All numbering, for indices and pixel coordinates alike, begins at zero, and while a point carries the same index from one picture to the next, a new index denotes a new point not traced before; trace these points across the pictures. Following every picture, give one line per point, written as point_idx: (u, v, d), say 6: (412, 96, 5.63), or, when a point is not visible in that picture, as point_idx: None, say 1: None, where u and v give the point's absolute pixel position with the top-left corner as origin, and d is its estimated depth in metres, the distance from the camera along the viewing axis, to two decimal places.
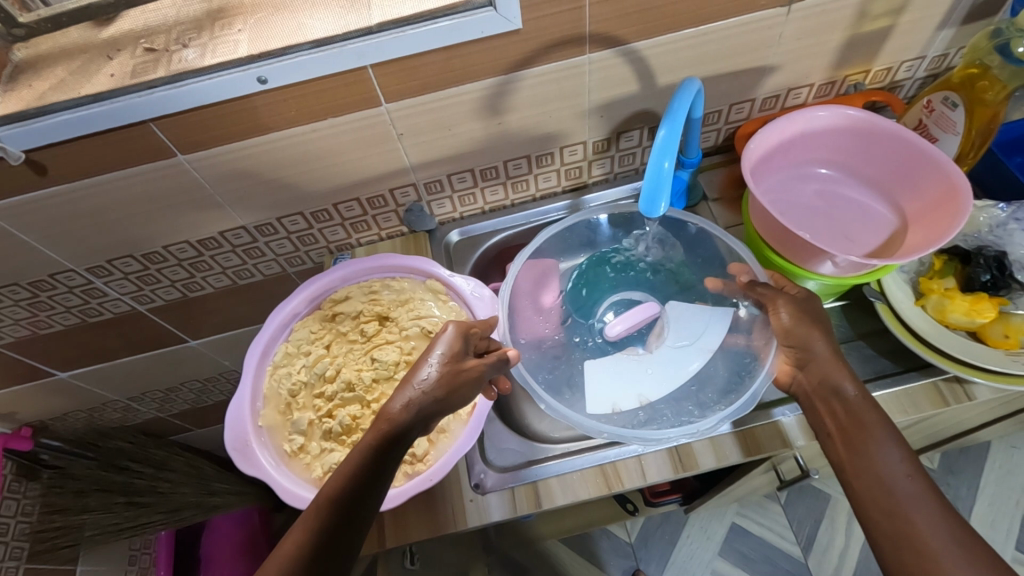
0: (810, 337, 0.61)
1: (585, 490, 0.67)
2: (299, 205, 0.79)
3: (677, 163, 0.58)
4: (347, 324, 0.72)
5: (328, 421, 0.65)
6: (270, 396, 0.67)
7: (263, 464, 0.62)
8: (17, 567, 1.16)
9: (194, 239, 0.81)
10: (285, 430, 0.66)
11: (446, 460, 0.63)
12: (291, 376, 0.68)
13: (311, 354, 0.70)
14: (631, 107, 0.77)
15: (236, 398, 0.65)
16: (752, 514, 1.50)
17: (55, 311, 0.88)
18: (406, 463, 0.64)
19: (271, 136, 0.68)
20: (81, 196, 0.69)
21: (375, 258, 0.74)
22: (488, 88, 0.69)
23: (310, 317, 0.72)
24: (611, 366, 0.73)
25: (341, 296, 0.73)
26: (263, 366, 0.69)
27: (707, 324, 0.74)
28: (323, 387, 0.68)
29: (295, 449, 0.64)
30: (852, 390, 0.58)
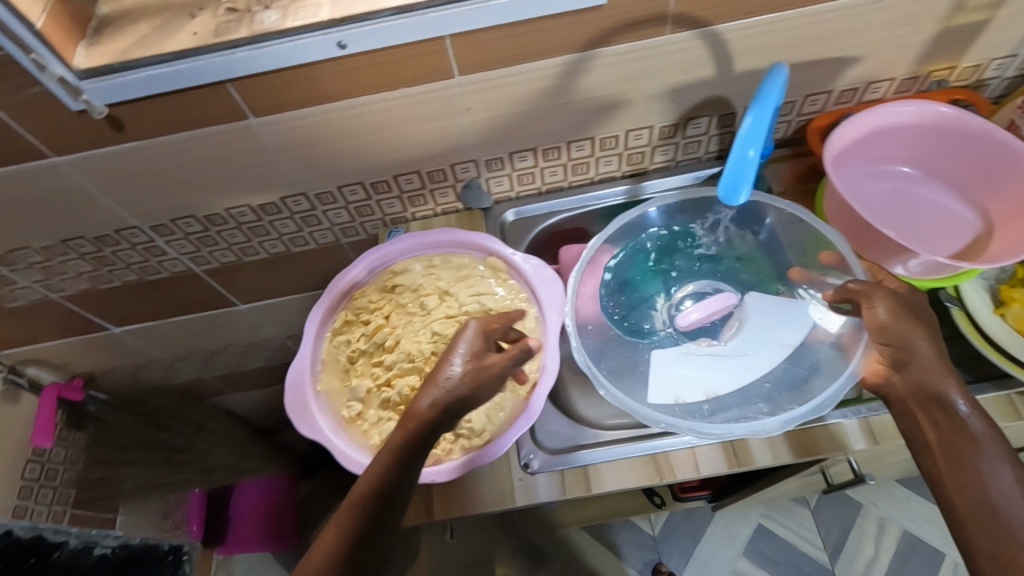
0: (914, 338, 0.60)
1: (634, 479, 0.66)
2: (360, 174, 0.79)
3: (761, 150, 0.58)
4: (407, 296, 0.72)
5: (385, 390, 0.66)
6: (330, 360, 0.70)
7: (323, 428, 0.65)
8: (63, 512, 1.18)
9: (255, 203, 0.81)
10: (343, 396, 0.67)
11: (506, 437, 0.63)
12: (350, 343, 0.70)
13: (370, 322, 0.71)
14: (703, 93, 0.75)
15: (297, 362, 0.68)
16: (779, 517, 1.48)
17: (116, 267, 0.90)
18: (463, 437, 0.65)
19: (343, 103, 0.68)
20: (154, 154, 0.70)
21: (437, 232, 0.74)
22: (563, 65, 0.67)
23: (369, 286, 0.74)
24: (678, 357, 0.71)
25: (399, 267, 0.74)
26: (323, 332, 0.72)
27: (789, 317, 0.71)
28: (381, 357, 0.68)
29: (353, 415, 0.66)
30: (958, 400, 0.58)
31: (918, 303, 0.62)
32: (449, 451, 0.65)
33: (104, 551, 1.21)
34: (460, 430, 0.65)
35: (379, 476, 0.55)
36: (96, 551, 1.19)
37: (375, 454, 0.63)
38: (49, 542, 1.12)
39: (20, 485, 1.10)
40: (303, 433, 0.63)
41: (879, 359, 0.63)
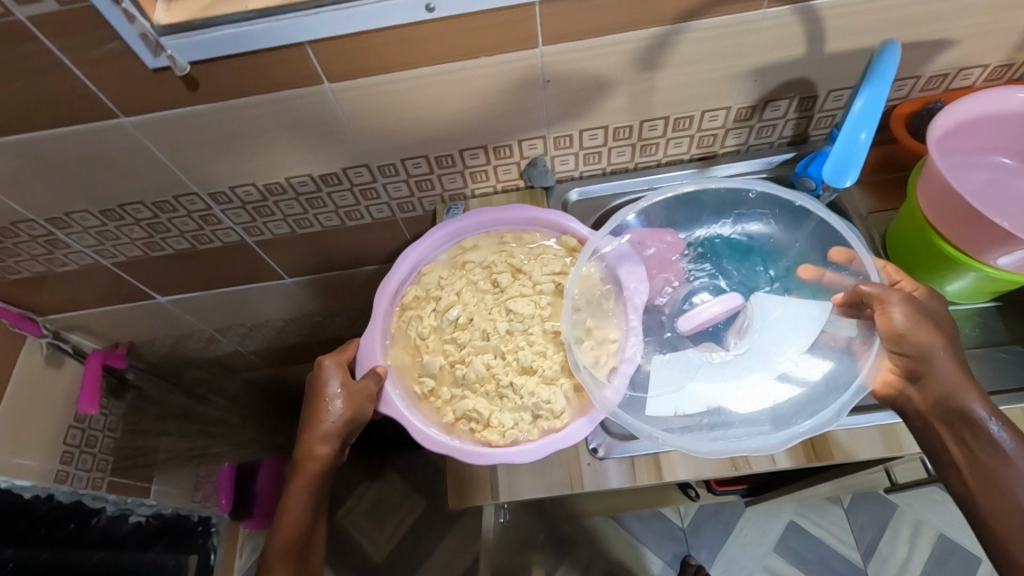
0: (931, 349, 0.57)
1: (708, 468, 0.65)
2: (426, 147, 0.77)
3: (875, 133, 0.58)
4: (478, 274, 0.72)
5: (459, 366, 0.67)
6: (399, 337, 0.70)
7: (398, 404, 0.66)
8: (102, 478, 1.20)
9: (316, 173, 0.79)
10: (415, 371, 0.68)
11: (586, 422, 0.63)
12: (421, 320, 0.70)
13: (442, 299, 0.70)
14: (787, 74, 0.72)
15: (366, 339, 0.68)
16: (811, 515, 1.46)
17: (169, 234, 0.89)
18: (544, 418, 0.64)
19: (420, 72, 0.65)
20: (222, 118, 0.69)
21: (511, 208, 0.72)
22: (650, 38, 0.65)
23: (438, 262, 0.73)
24: (677, 364, 0.67)
25: (469, 245, 0.74)
26: (391, 307, 0.71)
27: (798, 322, 0.67)
28: (454, 334, 0.69)
29: (426, 392, 0.67)
30: (983, 413, 0.55)
31: (936, 313, 0.60)
32: (528, 432, 0.64)
33: (137, 521, 1.19)
34: (540, 412, 0.64)
35: (298, 515, 0.64)
36: (130, 520, 1.17)
37: (450, 431, 0.65)
38: (88, 508, 1.10)
39: (63, 450, 1.12)
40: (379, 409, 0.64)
41: (890, 368, 0.61)
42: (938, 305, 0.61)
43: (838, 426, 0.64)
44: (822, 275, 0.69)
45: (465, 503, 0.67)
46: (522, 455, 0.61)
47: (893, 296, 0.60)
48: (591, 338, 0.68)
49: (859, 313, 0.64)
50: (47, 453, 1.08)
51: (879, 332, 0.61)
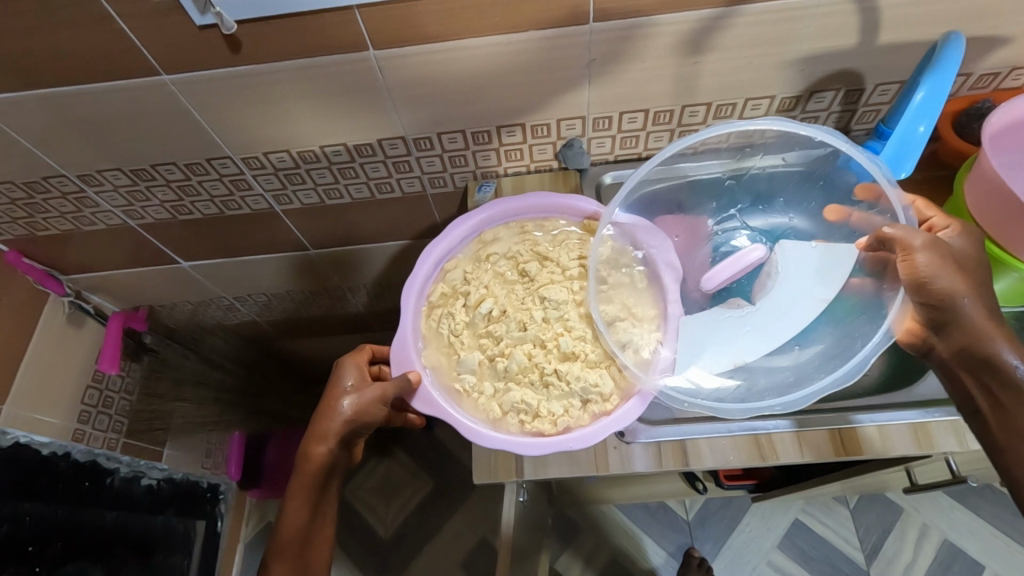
0: (958, 294, 0.55)
1: (736, 457, 0.65)
2: (464, 122, 0.76)
3: (933, 125, 0.60)
4: (503, 265, 0.67)
5: (500, 359, 0.61)
6: (430, 339, 0.64)
7: (440, 404, 0.59)
8: (117, 439, 1.23)
9: (351, 143, 0.79)
10: (451, 368, 0.62)
11: (639, 400, 0.58)
12: (452, 317, 0.64)
13: (470, 294, 0.65)
14: (836, 65, 0.70)
15: (399, 339, 0.62)
16: (817, 514, 1.46)
17: (199, 198, 0.89)
18: (594, 403, 0.59)
19: (465, 43, 0.64)
20: (261, 81, 0.68)
21: (529, 196, 0.68)
22: (701, 20, 0.64)
23: (462, 257, 0.68)
24: (705, 322, 0.67)
25: (491, 237, 0.69)
26: (419, 306, 0.65)
27: (823, 269, 0.68)
28: (487, 328, 0.63)
29: (465, 388, 0.61)
30: (1012, 359, 0.53)
31: (965, 258, 0.57)
32: (579, 419, 0.59)
33: (150, 483, 1.17)
34: (590, 396, 0.59)
35: (297, 509, 0.63)
36: (144, 482, 1.16)
37: (499, 426, 0.59)
38: (102, 467, 1.09)
39: (80, 409, 1.13)
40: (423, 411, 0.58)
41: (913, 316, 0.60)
42: (969, 242, 0.58)
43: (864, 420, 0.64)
44: (850, 215, 0.68)
45: (489, 480, 0.67)
46: (583, 441, 0.56)
47: (916, 240, 0.56)
48: (629, 318, 0.65)
49: (886, 263, 0.62)
50: (65, 411, 1.09)
51: (902, 279, 0.58)
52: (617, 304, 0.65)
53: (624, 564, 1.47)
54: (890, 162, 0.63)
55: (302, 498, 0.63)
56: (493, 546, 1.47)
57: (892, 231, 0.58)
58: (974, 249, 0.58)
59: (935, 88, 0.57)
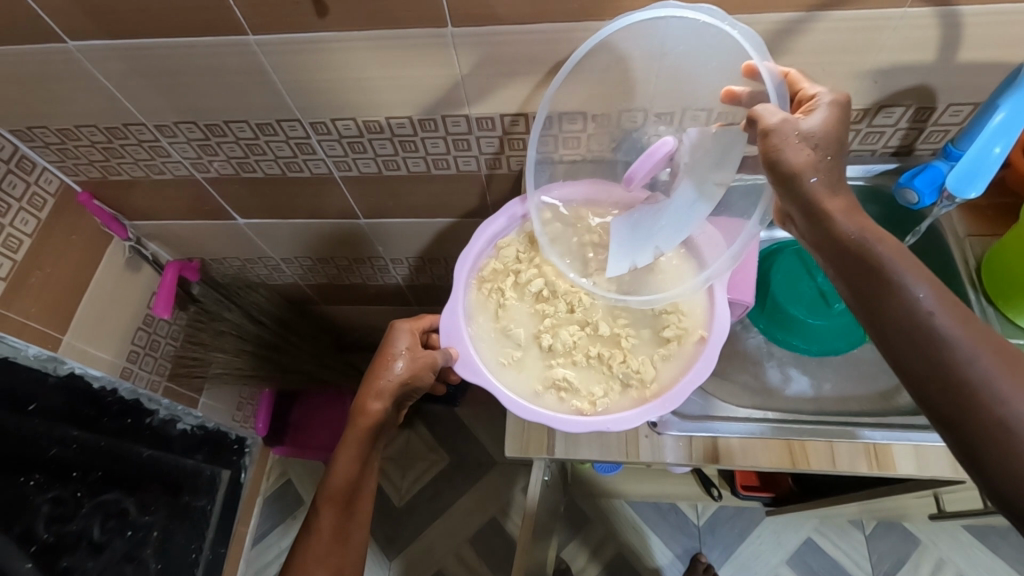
0: (806, 172, 0.52)
1: (766, 459, 0.65)
2: (528, 105, 0.77)
3: (1009, 147, 0.59)
4: (556, 248, 0.68)
5: (545, 337, 0.63)
6: (479, 308, 0.65)
7: (483, 370, 0.61)
8: (159, 381, 1.27)
9: (416, 117, 0.81)
10: (497, 342, 0.63)
11: (682, 387, 0.58)
12: (502, 292, 0.65)
13: (521, 271, 0.66)
14: (910, 79, 0.70)
15: (451, 302, 0.64)
16: (831, 535, 1.45)
17: (263, 157, 0.92)
18: (633, 388, 0.60)
19: (543, 26, 0.66)
20: (341, 48, 0.71)
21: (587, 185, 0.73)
22: (780, 23, 0.64)
23: (516, 235, 0.69)
24: (630, 223, 0.69)
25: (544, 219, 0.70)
26: (470, 278, 0.66)
27: (722, 152, 0.62)
28: (537, 305, 0.65)
29: (510, 361, 0.62)
30: (850, 227, 0.52)
31: (816, 132, 0.52)
32: (617, 402, 0.60)
33: (183, 429, 1.26)
34: (630, 381, 0.60)
35: (348, 464, 0.66)
36: (178, 428, 1.24)
37: (540, 402, 0.61)
38: (144, 407, 1.17)
39: (130, 349, 1.18)
40: (469, 378, 0.60)
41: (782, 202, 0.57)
42: (835, 118, 0.53)
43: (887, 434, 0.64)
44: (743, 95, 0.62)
45: (520, 454, 0.69)
46: (623, 423, 0.57)
47: (773, 123, 0.52)
48: (678, 311, 0.62)
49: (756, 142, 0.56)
50: (116, 348, 1.15)
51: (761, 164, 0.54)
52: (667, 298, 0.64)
53: (630, 561, 1.48)
54: (958, 179, 0.62)
55: (353, 449, 0.66)
56: (502, 527, 1.50)
57: (755, 110, 0.52)
58: (833, 126, 0.52)
59: (1016, 105, 0.57)
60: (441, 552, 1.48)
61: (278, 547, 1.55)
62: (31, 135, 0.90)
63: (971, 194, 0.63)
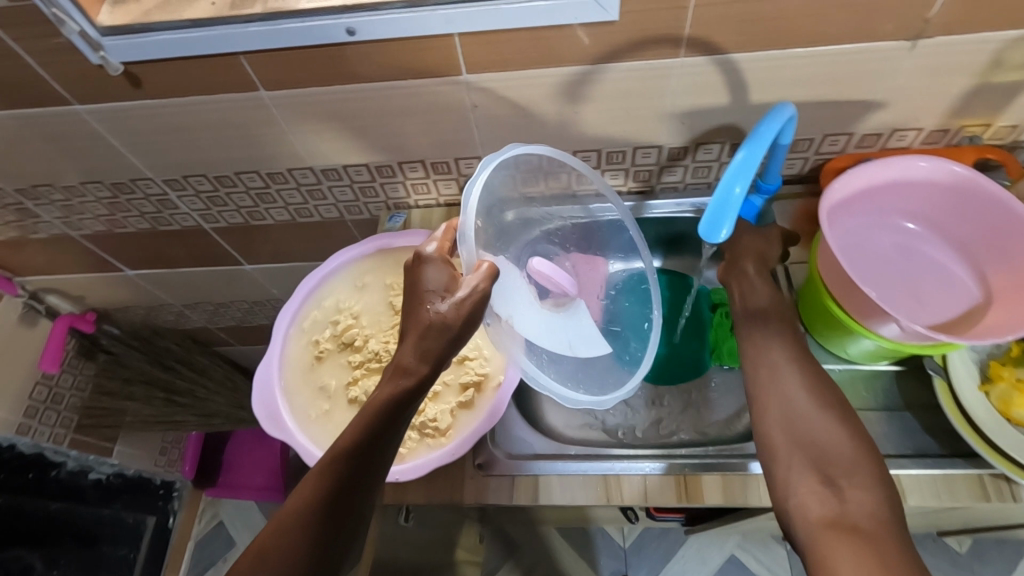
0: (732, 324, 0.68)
1: (583, 496, 0.67)
2: (367, 157, 0.80)
3: (750, 188, 0.57)
4: (376, 296, 0.70)
5: (352, 388, 0.65)
6: (294, 361, 0.67)
7: (288, 425, 0.62)
8: (64, 434, 1.28)
9: (264, 171, 0.83)
10: (307, 392, 0.65)
11: (468, 437, 0.61)
12: (317, 341, 0.67)
13: (338, 321, 0.68)
14: (714, 119, 0.73)
15: (265, 359, 0.65)
16: (755, 551, 1.46)
17: (131, 214, 0.94)
18: (429, 436, 0.64)
19: (352, 87, 0.69)
20: (167, 113, 0.73)
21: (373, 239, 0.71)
22: (573, 74, 0.67)
23: (340, 283, 0.71)
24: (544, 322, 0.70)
25: (369, 265, 0.72)
26: (289, 331, 0.68)
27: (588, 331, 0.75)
28: (351, 355, 0.67)
29: (318, 413, 0.64)
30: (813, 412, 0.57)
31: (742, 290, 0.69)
32: (414, 451, 0.64)
33: None
34: (425, 430, 0.64)
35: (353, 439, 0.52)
36: None
37: None
38: (49, 461, 1.18)
39: (27, 404, 1.19)
40: (269, 433, 0.61)
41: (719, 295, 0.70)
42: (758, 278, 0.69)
43: (698, 466, 0.66)
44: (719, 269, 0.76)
45: None
46: (407, 474, 0.60)
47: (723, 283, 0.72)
48: (479, 357, 0.68)
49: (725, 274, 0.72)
50: (10, 405, 1.15)
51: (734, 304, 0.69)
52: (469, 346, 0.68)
53: None
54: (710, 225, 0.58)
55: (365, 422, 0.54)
56: None
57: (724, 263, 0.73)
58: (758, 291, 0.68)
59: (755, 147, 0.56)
60: None
61: None
62: None
63: (721, 237, 0.59)
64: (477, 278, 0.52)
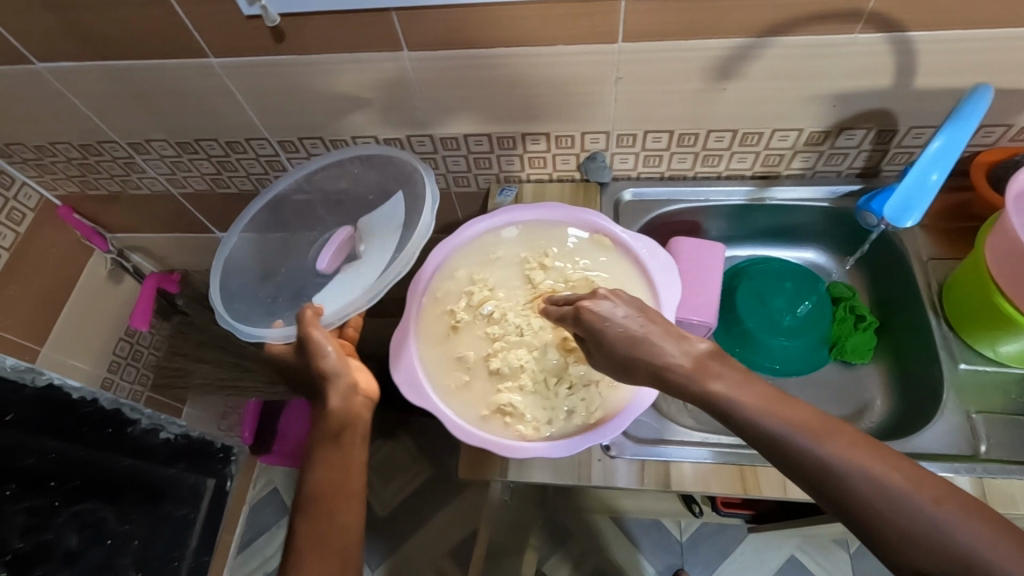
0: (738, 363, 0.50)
1: (718, 485, 0.65)
2: (491, 127, 0.78)
3: (946, 175, 0.63)
4: (507, 269, 0.69)
5: (492, 360, 0.63)
6: (428, 330, 0.66)
7: (431, 395, 0.61)
8: (142, 391, 1.30)
9: (382, 136, 0.82)
10: (445, 362, 0.64)
11: (624, 416, 0.59)
12: (452, 311, 0.66)
13: (472, 292, 0.66)
14: (867, 103, 0.69)
15: (401, 326, 0.65)
16: (815, 554, 1.43)
17: (236, 174, 0.93)
18: (579, 415, 0.61)
19: (497, 52, 0.66)
20: (299, 70, 0.71)
21: (503, 211, 0.70)
22: (732, 49, 0.64)
23: (468, 255, 0.70)
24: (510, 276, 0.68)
25: (500, 238, 0.71)
26: (420, 301, 0.67)
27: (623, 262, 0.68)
28: (487, 326, 0.65)
29: (459, 385, 0.62)
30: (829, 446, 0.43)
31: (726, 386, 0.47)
32: (565, 428, 0.61)
33: (144, 437, 1.17)
34: (576, 408, 0.61)
35: (320, 465, 0.58)
36: (158, 436, 1.20)
37: (485, 426, 0.60)
38: (126, 418, 1.15)
39: (111, 359, 1.20)
40: (414, 402, 0.60)
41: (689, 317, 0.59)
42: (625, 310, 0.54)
43: None
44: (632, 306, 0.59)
45: (472, 475, 0.68)
46: (567, 450, 0.58)
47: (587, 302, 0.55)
48: None
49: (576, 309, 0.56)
50: (95, 359, 1.16)
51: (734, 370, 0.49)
52: None
53: None
54: (896, 207, 0.66)
55: (362, 448, 0.60)
56: None
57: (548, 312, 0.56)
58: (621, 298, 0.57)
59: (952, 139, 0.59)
60: None
61: None
62: (10, 151, 0.92)
63: (910, 222, 0.67)
64: (313, 326, 0.63)
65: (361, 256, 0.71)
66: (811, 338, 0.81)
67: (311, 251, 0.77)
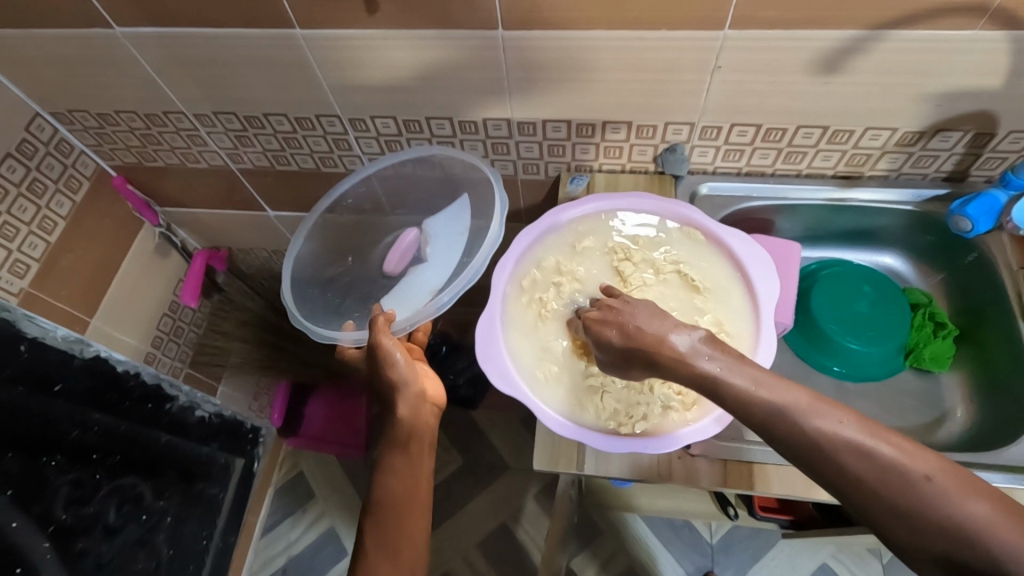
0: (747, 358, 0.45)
1: (804, 490, 0.64)
2: (572, 112, 0.76)
3: None
4: (596, 258, 0.70)
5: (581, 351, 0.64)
6: (517, 320, 0.67)
7: (520, 384, 0.63)
8: (181, 368, 1.27)
9: (457, 118, 0.80)
10: (534, 351, 0.65)
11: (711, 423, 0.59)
12: (539, 300, 0.67)
13: (559, 282, 0.68)
14: (971, 104, 0.67)
15: (488, 314, 0.66)
16: (849, 564, 1.41)
17: (300, 151, 0.92)
18: (674, 409, 0.61)
19: (593, 34, 0.65)
20: (386, 45, 0.70)
21: (595, 199, 0.71)
22: (842, 41, 0.62)
23: (556, 242, 0.71)
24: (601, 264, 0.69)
25: (585, 228, 0.72)
26: (507, 288, 0.68)
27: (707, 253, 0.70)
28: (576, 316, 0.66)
29: (547, 374, 0.64)
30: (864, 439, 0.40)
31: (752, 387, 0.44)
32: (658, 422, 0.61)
33: (198, 417, 1.17)
34: (670, 402, 0.61)
35: (391, 475, 0.61)
36: (196, 414, 1.17)
37: (575, 417, 0.62)
38: (165, 393, 1.11)
39: (155, 334, 1.19)
40: (505, 392, 0.62)
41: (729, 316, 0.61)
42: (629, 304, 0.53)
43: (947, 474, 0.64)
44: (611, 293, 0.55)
45: (549, 467, 0.66)
46: (662, 446, 0.58)
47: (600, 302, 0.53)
48: (722, 330, 0.65)
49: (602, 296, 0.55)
50: (141, 333, 1.15)
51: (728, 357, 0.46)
52: (708, 316, 0.65)
53: None
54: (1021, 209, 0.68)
55: (428, 456, 0.64)
56: (514, 536, 1.34)
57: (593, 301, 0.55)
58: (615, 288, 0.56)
59: None
60: (448, 554, 1.33)
61: (286, 541, 1.38)
62: (72, 118, 0.91)
63: None
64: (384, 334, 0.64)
65: (428, 258, 0.73)
66: (889, 346, 0.79)
67: (375, 254, 0.78)
